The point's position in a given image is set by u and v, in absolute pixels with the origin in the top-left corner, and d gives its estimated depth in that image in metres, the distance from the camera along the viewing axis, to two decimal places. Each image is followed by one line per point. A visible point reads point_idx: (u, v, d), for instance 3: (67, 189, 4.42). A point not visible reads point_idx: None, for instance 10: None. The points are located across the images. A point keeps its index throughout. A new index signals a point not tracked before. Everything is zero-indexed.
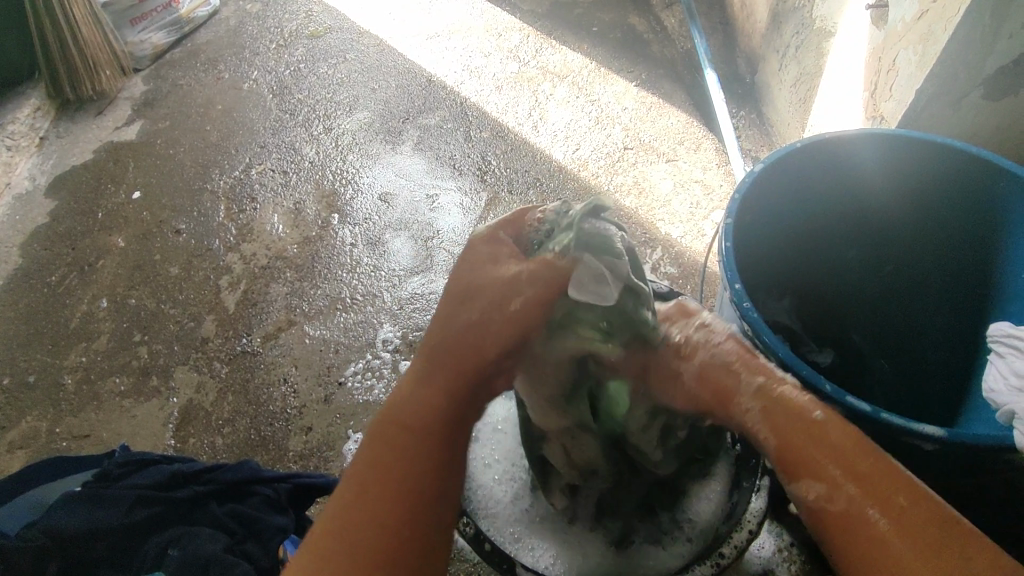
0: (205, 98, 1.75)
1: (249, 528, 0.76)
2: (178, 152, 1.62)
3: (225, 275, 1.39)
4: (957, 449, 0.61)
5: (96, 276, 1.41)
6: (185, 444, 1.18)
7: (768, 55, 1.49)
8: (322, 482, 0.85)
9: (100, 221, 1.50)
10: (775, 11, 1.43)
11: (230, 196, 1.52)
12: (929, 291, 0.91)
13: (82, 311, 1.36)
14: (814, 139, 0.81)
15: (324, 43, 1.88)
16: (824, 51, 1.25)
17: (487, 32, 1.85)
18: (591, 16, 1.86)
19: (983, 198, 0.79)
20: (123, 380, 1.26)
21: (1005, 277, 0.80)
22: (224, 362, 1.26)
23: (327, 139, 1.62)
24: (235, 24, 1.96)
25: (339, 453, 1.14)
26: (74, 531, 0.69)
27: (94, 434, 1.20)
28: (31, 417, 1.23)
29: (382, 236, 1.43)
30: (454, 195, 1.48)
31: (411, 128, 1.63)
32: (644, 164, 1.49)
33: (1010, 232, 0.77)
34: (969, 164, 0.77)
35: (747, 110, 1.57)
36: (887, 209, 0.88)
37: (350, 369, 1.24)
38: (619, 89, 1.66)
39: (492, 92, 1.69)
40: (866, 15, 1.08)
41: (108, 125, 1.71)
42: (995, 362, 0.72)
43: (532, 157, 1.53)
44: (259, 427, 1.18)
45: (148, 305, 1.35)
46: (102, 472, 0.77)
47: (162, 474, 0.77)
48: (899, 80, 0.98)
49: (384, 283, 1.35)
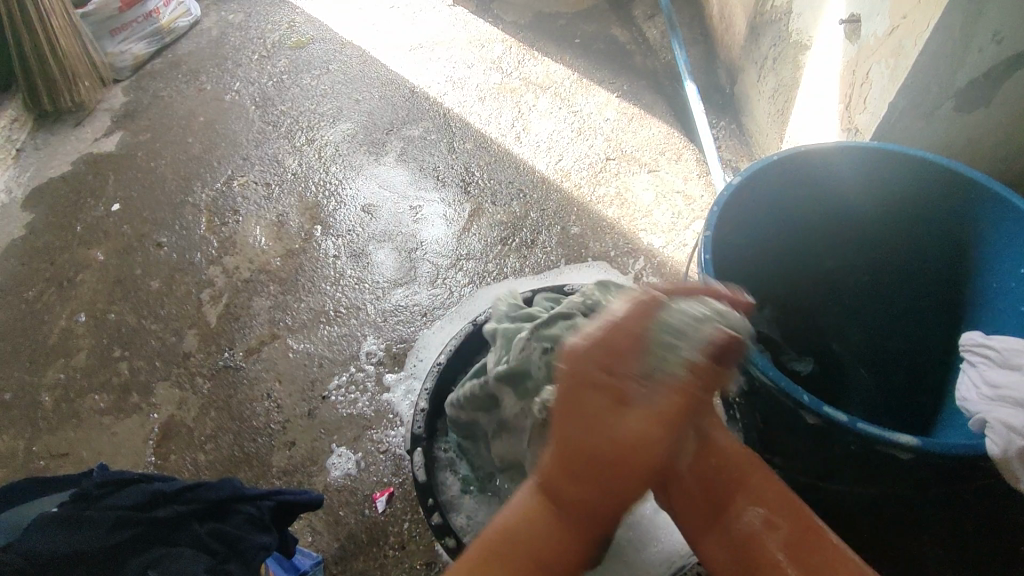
0: (186, 110, 1.74)
1: (231, 547, 0.76)
2: (159, 164, 1.61)
3: (207, 288, 1.38)
4: (932, 457, 0.62)
5: (75, 291, 1.39)
6: (166, 460, 1.16)
7: (747, 66, 1.52)
8: (306, 499, 0.85)
9: (79, 235, 1.48)
10: (753, 24, 1.46)
11: (212, 209, 1.51)
12: (905, 299, 0.92)
13: (61, 326, 1.34)
14: (791, 152, 0.82)
15: (307, 54, 1.88)
16: (800, 64, 1.27)
17: (470, 43, 1.86)
18: (573, 27, 1.87)
19: (954, 209, 0.80)
20: (103, 397, 1.24)
21: (977, 287, 0.82)
22: (206, 377, 1.25)
23: (310, 151, 1.62)
24: (217, 35, 1.96)
25: (323, 468, 1.13)
26: (51, 556, 0.68)
27: (73, 452, 1.18)
28: (9, 435, 1.21)
29: (365, 248, 1.42)
30: (438, 206, 1.49)
31: (395, 139, 1.63)
32: (626, 174, 1.50)
33: (980, 242, 0.79)
34: (943, 178, 0.79)
35: (727, 120, 1.59)
36: (865, 220, 0.89)
37: (334, 382, 1.23)
38: (601, 99, 1.67)
39: (475, 103, 1.70)
40: (839, 30, 1.11)
41: (88, 137, 1.70)
42: (967, 371, 0.73)
43: (515, 168, 1.54)
44: (242, 444, 1.17)
45: (128, 320, 1.34)
46: (81, 492, 0.75)
47: (142, 494, 0.76)
48: (873, 93, 1.01)
49: (368, 294, 1.35)
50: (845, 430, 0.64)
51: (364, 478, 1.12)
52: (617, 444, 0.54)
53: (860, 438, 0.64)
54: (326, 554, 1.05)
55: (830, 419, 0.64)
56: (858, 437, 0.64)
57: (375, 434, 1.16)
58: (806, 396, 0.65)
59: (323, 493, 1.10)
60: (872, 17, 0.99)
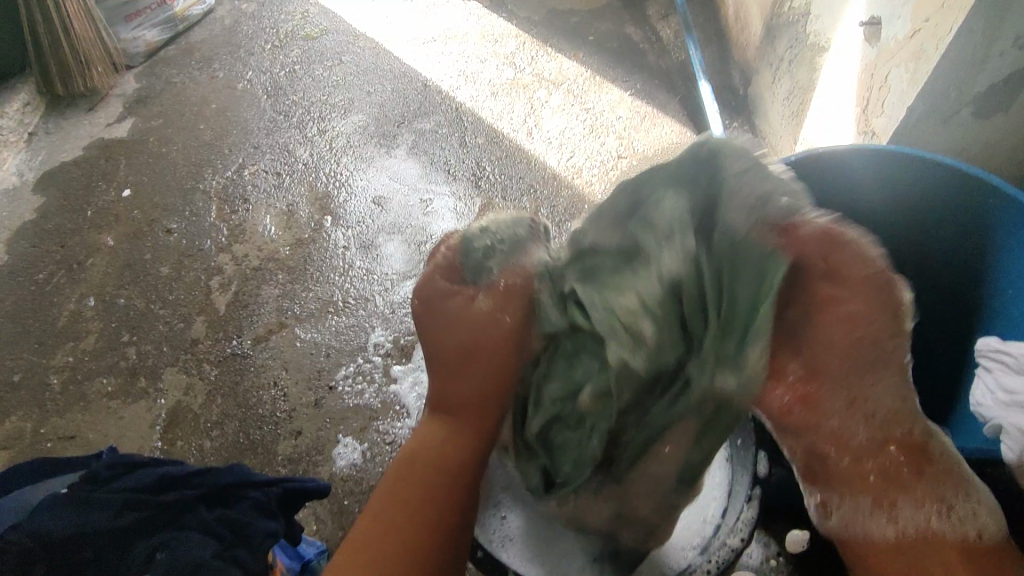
0: (198, 97, 1.74)
1: (237, 533, 0.75)
2: (170, 151, 1.61)
3: (216, 276, 1.38)
4: (948, 461, 0.62)
5: (85, 275, 1.39)
6: (172, 446, 1.16)
7: (762, 67, 1.51)
8: (313, 487, 0.84)
9: (89, 219, 1.48)
10: (770, 25, 1.45)
11: (222, 196, 1.51)
12: (920, 304, 0.91)
13: (70, 309, 1.34)
14: (809, 153, 0.82)
15: (320, 44, 1.87)
16: (817, 65, 1.27)
17: (483, 38, 1.85)
18: (587, 25, 1.87)
19: (972, 214, 0.79)
20: (110, 380, 1.25)
21: (990, 293, 0.81)
22: (214, 364, 1.25)
23: (321, 141, 1.62)
24: (230, 23, 1.96)
25: (329, 458, 1.13)
26: (59, 534, 0.68)
27: (79, 435, 1.19)
28: (16, 416, 1.21)
29: (375, 240, 1.42)
30: (449, 200, 1.49)
31: (406, 132, 1.63)
32: (638, 173, 1.50)
33: (998, 249, 0.78)
34: (960, 182, 0.78)
35: (740, 121, 1.58)
36: (881, 221, 0.89)
37: (341, 373, 1.23)
38: (613, 98, 1.67)
39: (488, 98, 1.69)
40: (858, 32, 1.10)
41: (100, 121, 1.70)
42: (982, 377, 0.72)
43: (526, 163, 1.54)
44: (248, 431, 1.17)
45: (137, 305, 1.34)
46: (90, 473, 0.76)
47: (151, 477, 0.76)
48: (891, 96, 1.00)
49: (377, 286, 1.35)
50: None
51: (369, 468, 1.12)
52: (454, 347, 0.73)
53: None
54: (330, 543, 1.05)
55: None
56: None
57: (381, 425, 1.16)
58: None
59: (328, 482, 1.10)
60: (893, 20, 0.99)
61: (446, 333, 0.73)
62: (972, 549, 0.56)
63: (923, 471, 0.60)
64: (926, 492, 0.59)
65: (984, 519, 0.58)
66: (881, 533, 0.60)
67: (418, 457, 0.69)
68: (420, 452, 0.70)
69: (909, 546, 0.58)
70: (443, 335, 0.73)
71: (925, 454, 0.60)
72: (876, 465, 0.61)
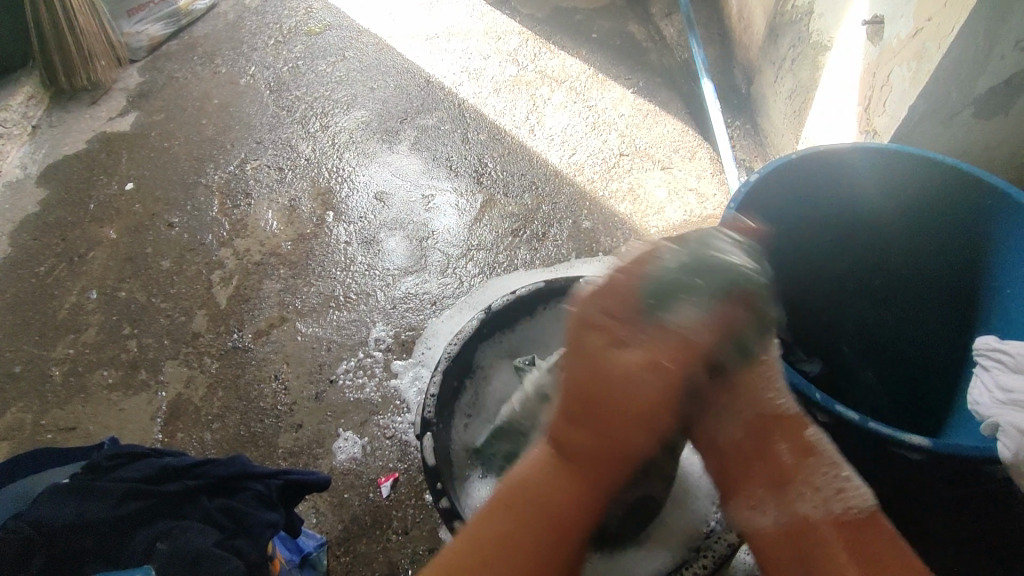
0: (201, 92, 1.75)
1: (238, 523, 0.76)
2: (173, 145, 1.62)
3: (218, 270, 1.38)
4: (943, 458, 0.62)
5: (87, 268, 1.40)
6: (173, 438, 1.17)
7: (765, 66, 1.51)
8: (314, 478, 0.84)
9: (92, 212, 1.49)
10: (773, 24, 1.45)
11: (224, 191, 1.52)
12: (919, 303, 0.92)
13: (72, 302, 1.35)
14: (810, 151, 0.82)
15: (323, 40, 1.88)
16: (820, 65, 1.27)
17: (485, 35, 1.86)
18: (590, 23, 1.87)
19: (971, 213, 0.80)
20: (111, 373, 1.25)
21: (988, 293, 0.81)
22: (215, 357, 1.26)
23: (323, 137, 1.62)
24: (234, 18, 1.96)
25: (329, 451, 1.14)
26: (61, 523, 0.69)
27: (80, 427, 1.19)
28: (18, 407, 1.22)
29: (377, 235, 1.43)
30: (450, 196, 1.49)
31: (408, 128, 1.63)
32: (639, 171, 1.50)
33: (996, 248, 0.79)
34: (960, 181, 0.78)
35: (742, 120, 1.59)
36: (882, 219, 0.89)
37: (341, 367, 1.23)
38: (615, 96, 1.67)
39: (490, 95, 1.70)
40: (861, 32, 1.10)
41: (103, 115, 1.70)
42: (980, 375, 0.72)
43: (528, 160, 1.54)
44: (249, 424, 1.17)
45: (139, 298, 1.35)
46: (91, 463, 0.76)
47: (153, 467, 0.77)
48: (893, 96, 1.01)
49: (378, 281, 1.35)
50: (858, 429, 0.64)
51: (369, 462, 1.12)
52: (587, 383, 0.56)
53: (872, 437, 0.64)
54: (330, 536, 1.06)
55: (842, 418, 0.64)
56: (870, 436, 0.64)
57: (381, 419, 1.17)
58: (818, 394, 0.65)
59: (328, 476, 1.10)
60: (895, 19, 0.99)
61: (597, 377, 0.56)
62: (847, 525, 0.57)
63: (803, 460, 0.61)
64: (810, 480, 0.60)
65: (859, 499, 0.58)
66: (764, 525, 0.60)
67: (520, 488, 0.57)
68: (523, 486, 0.57)
69: (783, 538, 0.59)
70: (594, 382, 0.56)
71: (767, 432, 0.62)
72: (755, 482, 0.62)
